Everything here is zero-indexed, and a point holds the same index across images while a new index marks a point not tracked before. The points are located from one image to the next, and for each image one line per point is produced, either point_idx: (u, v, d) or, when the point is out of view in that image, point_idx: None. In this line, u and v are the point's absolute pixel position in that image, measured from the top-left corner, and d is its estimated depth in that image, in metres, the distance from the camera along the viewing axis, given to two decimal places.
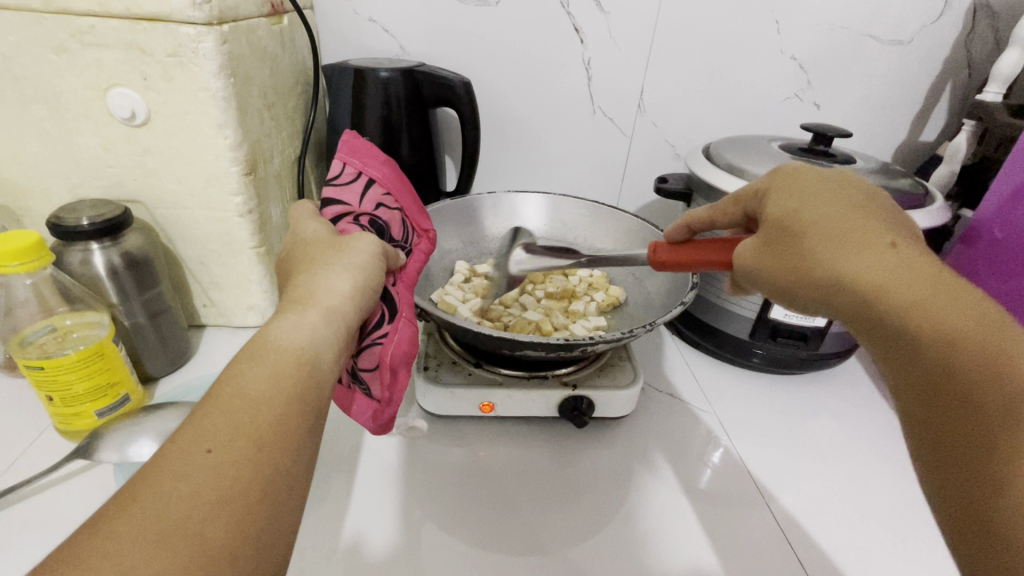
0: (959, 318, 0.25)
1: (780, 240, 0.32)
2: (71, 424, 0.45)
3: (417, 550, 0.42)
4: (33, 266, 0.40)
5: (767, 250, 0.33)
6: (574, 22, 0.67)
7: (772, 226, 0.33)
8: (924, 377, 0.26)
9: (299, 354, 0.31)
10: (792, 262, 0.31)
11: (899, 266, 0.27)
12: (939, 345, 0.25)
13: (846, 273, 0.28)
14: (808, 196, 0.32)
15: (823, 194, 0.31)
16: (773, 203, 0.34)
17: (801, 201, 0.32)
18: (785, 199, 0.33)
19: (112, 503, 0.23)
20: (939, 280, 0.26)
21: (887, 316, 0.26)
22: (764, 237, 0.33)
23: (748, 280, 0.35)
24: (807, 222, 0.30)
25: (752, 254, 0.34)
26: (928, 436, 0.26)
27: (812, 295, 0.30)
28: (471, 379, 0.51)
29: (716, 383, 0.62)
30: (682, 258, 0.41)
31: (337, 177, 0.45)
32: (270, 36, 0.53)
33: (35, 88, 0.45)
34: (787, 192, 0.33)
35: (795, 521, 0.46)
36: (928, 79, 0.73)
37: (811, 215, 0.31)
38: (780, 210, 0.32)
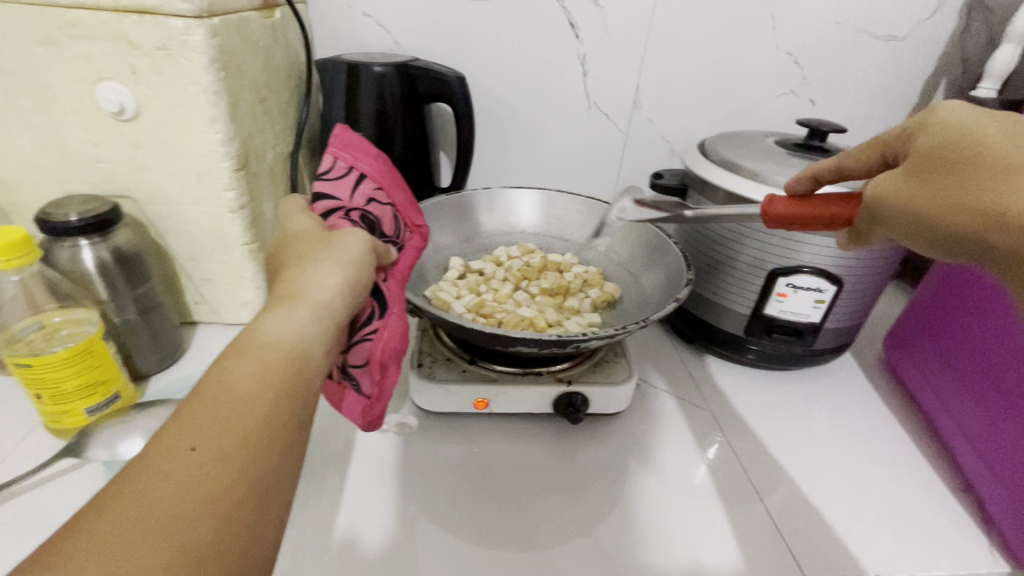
0: None
1: (929, 174, 0.28)
2: (61, 422, 0.44)
3: (412, 548, 0.41)
4: (19, 263, 0.39)
5: (911, 186, 0.29)
6: (570, 17, 0.67)
7: (919, 158, 0.29)
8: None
9: (288, 350, 0.30)
10: (942, 196, 0.27)
11: None
12: None
13: (1007, 203, 0.24)
14: (973, 124, 0.28)
15: (986, 123, 0.27)
16: (921, 137, 0.30)
17: (958, 130, 0.28)
18: (937, 133, 0.29)
19: (94, 503, 0.23)
20: None
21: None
22: (907, 170, 0.30)
23: (878, 221, 0.32)
24: (968, 153, 0.27)
25: (890, 189, 0.30)
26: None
27: (961, 232, 0.27)
28: (465, 375, 0.51)
29: (711, 379, 0.62)
30: (799, 210, 0.36)
31: (328, 172, 0.44)
32: (262, 29, 0.52)
33: (23, 81, 0.44)
34: (942, 122, 0.29)
35: (791, 516, 0.46)
36: (923, 75, 0.73)
37: (974, 144, 0.27)
38: (931, 142, 0.29)
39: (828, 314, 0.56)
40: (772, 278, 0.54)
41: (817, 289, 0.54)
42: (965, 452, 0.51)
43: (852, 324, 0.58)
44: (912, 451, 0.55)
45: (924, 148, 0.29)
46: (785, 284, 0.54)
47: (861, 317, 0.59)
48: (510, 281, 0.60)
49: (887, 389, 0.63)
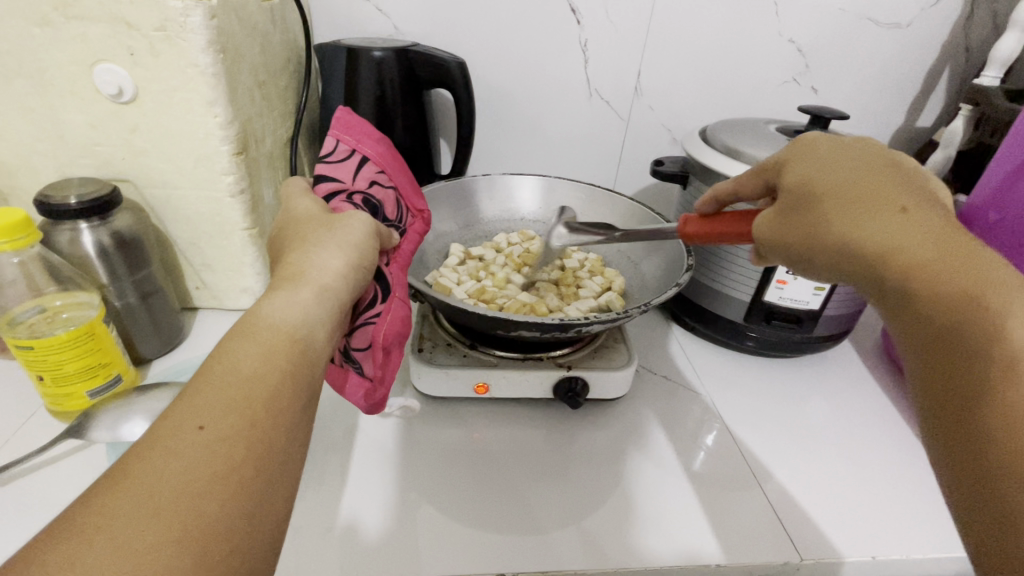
0: (962, 278, 0.24)
1: (797, 206, 0.30)
2: (62, 404, 0.45)
3: (411, 532, 0.42)
4: (20, 243, 0.39)
5: (787, 219, 0.31)
6: (571, 3, 0.66)
7: (789, 192, 0.31)
8: (926, 343, 0.24)
9: (292, 331, 0.30)
10: (804, 227, 0.30)
11: (908, 223, 0.25)
12: (943, 302, 0.24)
13: (853, 232, 0.27)
14: (830, 159, 0.30)
15: (839, 159, 0.30)
16: (793, 169, 0.32)
17: (818, 168, 0.30)
18: (806, 167, 0.31)
19: (103, 479, 0.23)
20: (948, 238, 0.25)
21: (894, 279, 0.25)
22: (781, 206, 0.32)
23: (763, 250, 0.34)
24: (826, 187, 0.29)
25: (770, 223, 0.32)
26: (936, 410, 0.24)
27: (825, 259, 0.29)
28: (466, 360, 0.51)
29: (710, 366, 0.62)
30: (708, 232, 0.38)
31: (331, 154, 0.44)
32: (260, 12, 0.52)
33: (19, 62, 0.44)
34: (807, 159, 0.32)
35: (787, 501, 0.47)
36: (926, 63, 0.72)
37: (826, 181, 0.29)
38: (798, 176, 0.31)
39: (828, 301, 0.56)
40: (772, 265, 0.54)
41: None
42: None
43: (851, 311, 0.59)
44: (908, 437, 0.55)
45: (789, 183, 0.31)
46: (785, 271, 0.54)
47: (860, 305, 0.59)
48: (511, 267, 0.60)
49: (884, 376, 0.64)
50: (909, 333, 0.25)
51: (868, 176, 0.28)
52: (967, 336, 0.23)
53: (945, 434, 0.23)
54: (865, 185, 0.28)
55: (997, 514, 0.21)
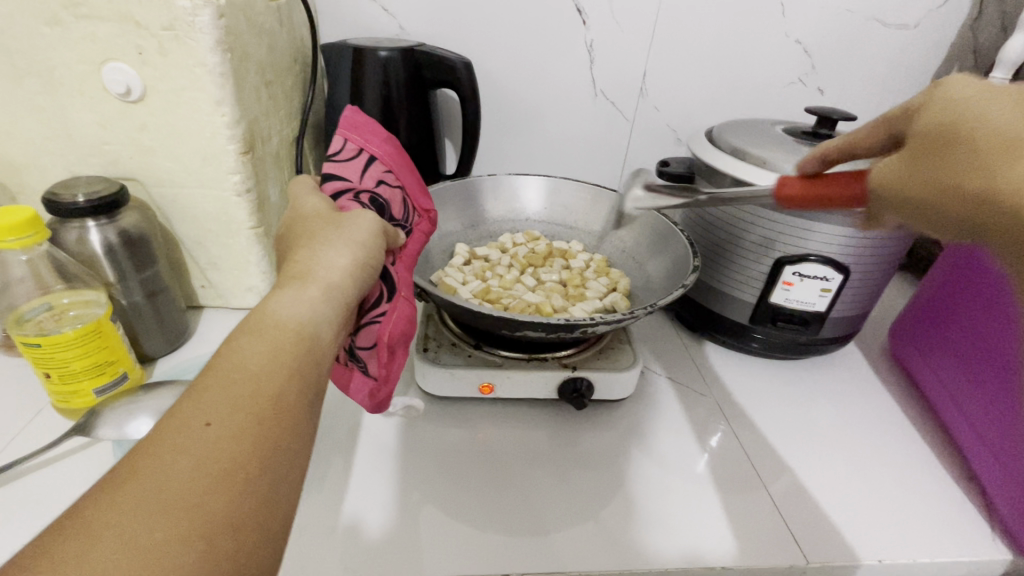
0: None
1: (935, 155, 0.24)
2: (69, 402, 0.45)
3: (414, 531, 0.42)
4: (28, 242, 0.40)
5: (923, 166, 0.24)
6: (577, 3, 0.66)
7: (930, 132, 0.24)
8: None
9: (299, 329, 0.30)
10: (952, 178, 0.23)
11: None
12: None
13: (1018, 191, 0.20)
14: (982, 94, 0.23)
15: (999, 93, 0.23)
16: (935, 106, 0.25)
17: (970, 103, 0.23)
18: (948, 105, 0.24)
19: (112, 474, 0.23)
20: None
21: None
22: (912, 150, 0.25)
23: (875, 207, 0.27)
24: (989, 130, 0.22)
25: (894, 173, 0.26)
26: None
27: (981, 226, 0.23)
28: (471, 360, 0.51)
29: (716, 368, 0.62)
30: (810, 193, 0.31)
31: (338, 153, 0.44)
32: (268, 12, 0.52)
33: (29, 61, 0.44)
34: (954, 93, 0.24)
35: (792, 503, 0.47)
36: (933, 64, 0.72)
37: (1000, 119, 0.22)
38: (938, 116, 0.24)
39: (835, 302, 0.56)
40: (779, 266, 0.54)
41: (825, 278, 0.54)
42: (979, 449, 0.50)
43: (858, 313, 0.58)
44: (915, 440, 0.55)
45: (931, 121, 0.24)
46: (792, 273, 0.54)
47: (867, 307, 0.59)
48: (516, 267, 0.60)
49: (891, 380, 0.63)
50: None
51: None
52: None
53: None
54: None
55: None
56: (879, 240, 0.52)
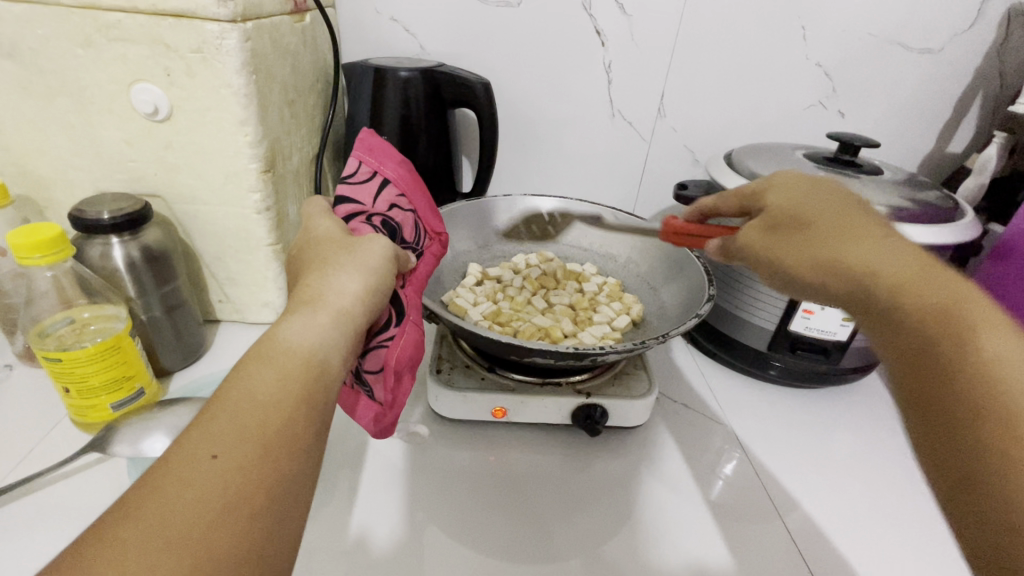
0: (936, 295, 0.27)
1: (781, 229, 0.35)
2: (87, 416, 0.45)
3: (421, 556, 0.41)
4: (54, 259, 0.40)
5: (772, 235, 0.36)
6: (596, 25, 0.67)
7: (773, 214, 0.36)
8: (897, 346, 0.28)
9: (308, 357, 0.30)
10: (794, 241, 0.34)
11: (892, 253, 0.30)
12: (920, 316, 0.27)
13: (836, 254, 0.31)
14: (805, 193, 0.35)
15: (812, 191, 0.35)
16: (773, 196, 0.37)
17: (796, 196, 0.36)
18: (786, 195, 0.36)
19: (116, 508, 0.23)
20: (926, 264, 0.29)
21: (871, 292, 0.29)
22: (765, 223, 0.37)
23: (749, 262, 0.39)
24: (813, 215, 0.34)
25: (753, 239, 0.37)
26: (923, 420, 0.27)
27: (809, 277, 0.33)
28: (484, 383, 0.50)
29: (731, 393, 0.61)
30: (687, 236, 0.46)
31: (353, 175, 0.45)
32: (293, 33, 0.53)
33: (61, 81, 0.45)
34: (787, 187, 0.37)
35: (810, 537, 0.45)
36: (957, 88, 0.71)
37: (812, 211, 0.34)
38: (782, 202, 0.36)
39: (856, 332, 0.55)
40: None
41: None
42: None
43: None
44: None
45: (774, 208, 0.36)
46: (812, 301, 0.53)
47: None
48: (529, 289, 0.60)
49: None
50: (884, 341, 0.29)
51: (838, 211, 0.33)
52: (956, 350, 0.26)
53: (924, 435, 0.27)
54: (850, 217, 0.32)
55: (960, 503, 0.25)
56: None
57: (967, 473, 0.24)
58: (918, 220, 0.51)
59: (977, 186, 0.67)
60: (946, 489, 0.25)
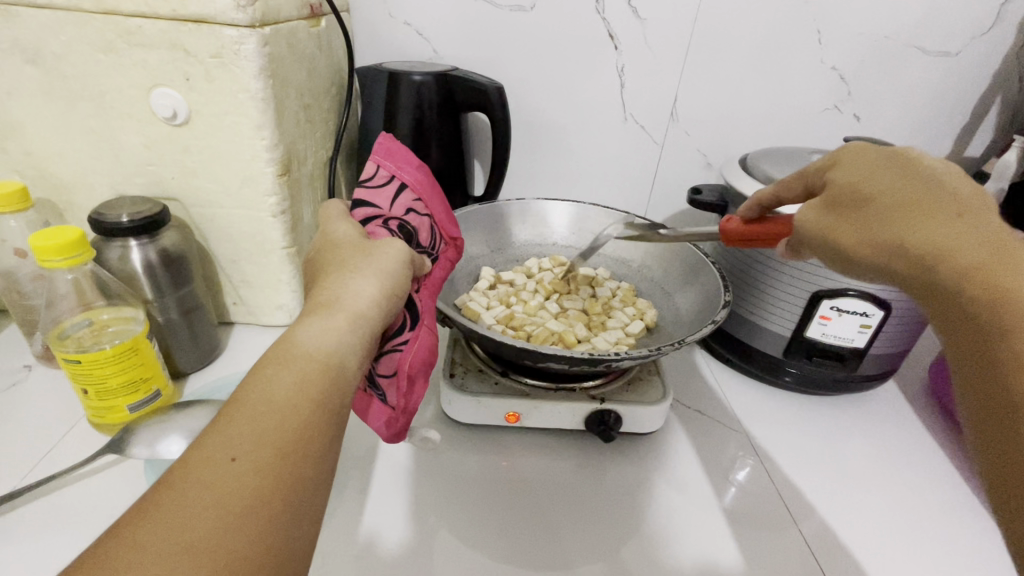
0: (1023, 285, 0.25)
1: (846, 206, 0.32)
2: (104, 417, 0.46)
3: (434, 561, 0.41)
4: (75, 261, 0.41)
5: (833, 215, 0.33)
6: (609, 28, 0.67)
7: (836, 190, 0.33)
8: (973, 333, 0.27)
9: (324, 360, 0.30)
10: (859, 222, 0.31)
11: (977, 237, 0.27)
12: (1000, 306, 0.26)
13: (910, 237, 0.29)
14: (877, 166, 0.32)
15: (887, 163, 0.32)
16: (840, 172, 0.34)
17: (867, 171, 0.32)
18: (854, 170, 0.33)
19: (136, 510, 0.23)
20: (1013, 251, 0.26)
21: (947, 279, 0.27)
22: (826, 201, 0.34)
23: (807, 244, 0.35)
24: (882, 193, 0.31)
25: (815, 220, 0.34)
26: (985, 415, 0.26)
27: (879, 263, 0.30)
28: (497, 388, 0.50)
29: (746, 399, 0.60)
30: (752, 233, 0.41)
31: (370, 179, 0.45)
32: (309, 38, 0.53)
33: (82, 86, 0.46)
34: (857, 161, 0.33)
35: (827, 546, 0.45)
36: (976, 92, 0.70)
37: (885, 187, 0.31)
38: (850, 176, 0.33)
39: (874, 339, 0.54)
40: (815, 300, 0.52)
41: (863, 313, 0.52)
42: None
43: (899, 350, 0.56)
44: (958, 484, 0.52)
45: (840, 184, 0.33)
46: (828, 307, 0.52)
47: (908, 345, 0.56)
48: (542, 293, 0.59)
49: (931, 417, 0.61)
50: (955, 328, 0.28)
51: (917, 187, 0.30)
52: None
53: (985, 422, 0.26)
54: (929, 195, 0.29)
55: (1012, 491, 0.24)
56: None
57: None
58: None
59: (996, 191, 0.66)
60: (996, 481, 0.25)
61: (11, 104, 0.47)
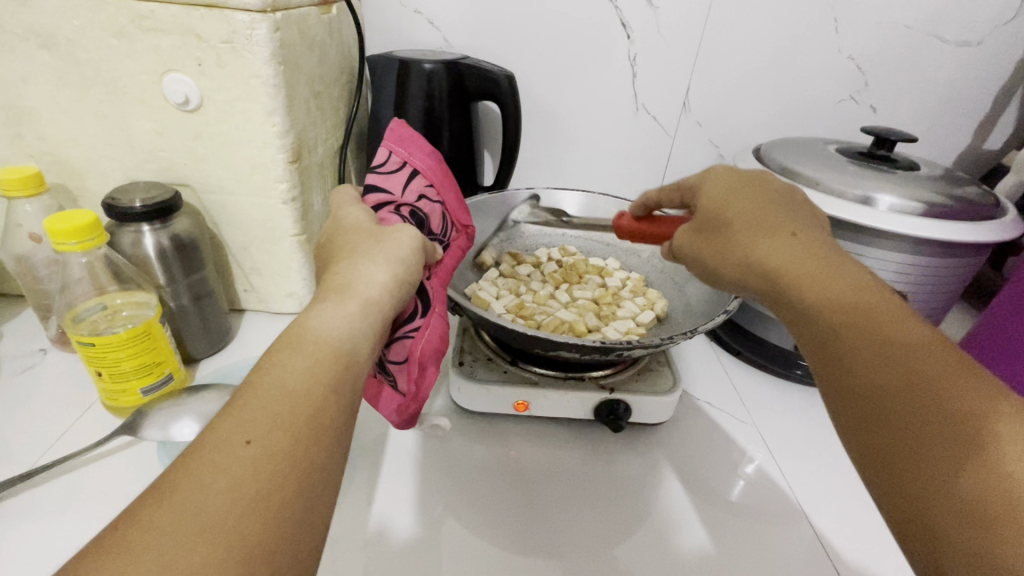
0: (833, 284, 0.29)
1: (709, 230, 0.37)
2: (117, 400, 0.46)
3: (439, 548, 0.41)
4: (88, 245, 0.41)
5: (704, 236, 0.38)
6: (622, 17, 0.66)
7: (702, 214, 0.38)
8: (810, 332, 0.29)
9: (337, 345, 0.30)
10: (719, 244, 0.36)
11: (799, 250, 0.31)
12: (822, 304, 0.28)
13: (753, 252, 0.33)
14: (726, 192, 0.37)
15: (735, 190, 0.37)
16: (703, 196, 0.39)
17: (719, 196, 0.37)
18: (712, 196, 0.38)
19: (152, 492, 0.23)
20: (826, 259, 0.30)
21: (782, 285, 0.31)
22: (696, 225, 0.39)
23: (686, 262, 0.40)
24: (731, 215, 0.36)
25: (689, 243, 0.39)
26: (837, 399, 0.27)
27: (735, 277, 0.35)
28: (506, 376, 0.50)
29: (756, 392, 0.60)
30: (638, 230, 0.46)
31: (382, 165, 0.45)
32: (320, 24, 0.53)
33: (97, 71, 0.46)
34: (713, 187, 0.38)
35: (837, 538, 0.44)
36: (997, 84, 0.68)
37: (732, 211, 0.36)
38: (709, 201, 0.38)
39: None
40: None
41: None
42: None
43: None
44: None
45: (703, 210, 0.38)
46: None
47: None
48: (551, 283, 0.59)
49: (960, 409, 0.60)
50: (798, 329, 0.30)
51: (754, 212, 0.35)
52: (857, 329, 0.27)
53: (846, 412, 0.26)
54: (765, 218, 0.34)
55: (885, 478, 0.24)
56: (932, 264, 0.50)
57: (879, 442, 0.24)
58: (952, 217, 0.49)
59: (1016, 184, 0.64)
60: (871, 471, 0.25)
61: (25, 88, 0.47)
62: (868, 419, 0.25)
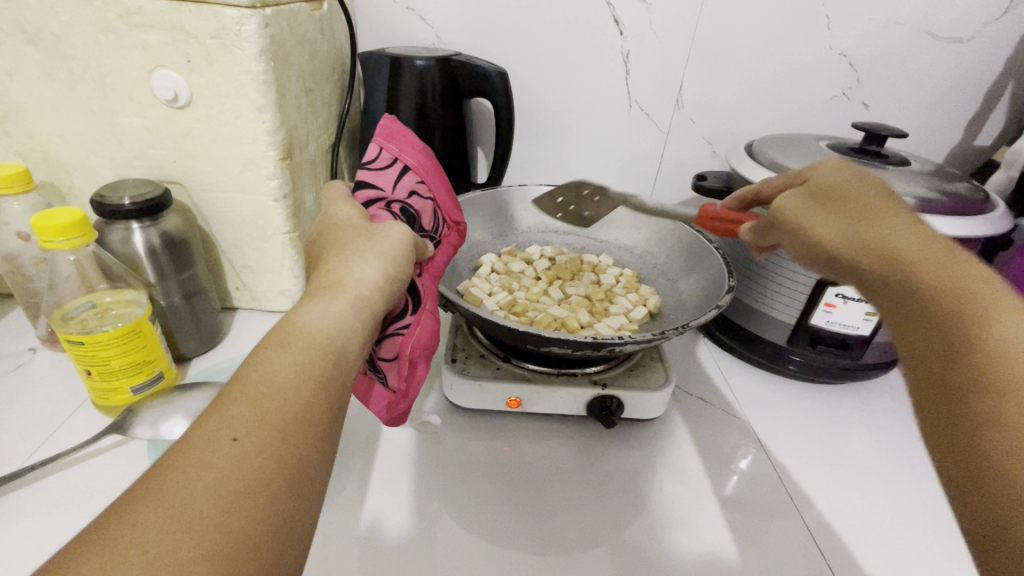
0: (956, 272, 0.27)
1: (822, 202, 0.35)
2: (107, 399, 0.46)
3: (432, 544, 0.41)
4: (77, 243, 0.41)
5: (807, 207, 0.36)
6: (615, 14, 0.66)
7: (814, 189, 0.36)
8: (918, 316, 0.27)
9: (326, 342, 0.30)
10: (826, 217, 0.34)
11: (925, 236, 0.29)
12: (941, 289, 0.27)
13: (871, 229, 0.31)
14: (850, 174, 0.35)
15: (858, 173, 0.35)
16: (819, 176, 0.37)
17: (841, 177, 0.35)
18: (835, 174, 0.36)
19: (136, 489, 0.23)
20: (951, 249, 0.28)
21: (896, 263, 0.29)
22: (805, 195, 0.36)
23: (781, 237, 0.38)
24: (853, 193, 0.34)
25: (789, 211, 0.37)
26: (932, 386, 0.26)
27: (835, 251, 0.32)
28: (499, 373, 0.50)
29: (748, 388, 0.60)
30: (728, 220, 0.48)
31: (372, 162, 0.45)
32: (310, 21, 0.53)
33: (85, 68, 0.46)
34: (832, 169, 0.37)
35: (828, 531, 0.45)
36: (987, 80, 0.69)
37: (856, 190, 0.34)
38: (829, 179, 0.36)
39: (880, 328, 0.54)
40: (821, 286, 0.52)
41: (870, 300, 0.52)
42: None
43: None
44: None
45: (819, 185, 0.36)
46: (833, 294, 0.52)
47: None
48: (544, 280, 0.59)
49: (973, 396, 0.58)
50: (901, 312, 0.28)
51: (878, 194, 0.33)
52: (974, 321, 0.25)
53: (941, 402, 0.25)
54: (887, 203, 0.32)
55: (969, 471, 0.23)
56: None
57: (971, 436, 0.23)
58: (939, 212, 0.49)
59: (1006, 180, 0.65)
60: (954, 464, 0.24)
61: (12, 85, 0.47)
62: (968, 410, 0.23)
